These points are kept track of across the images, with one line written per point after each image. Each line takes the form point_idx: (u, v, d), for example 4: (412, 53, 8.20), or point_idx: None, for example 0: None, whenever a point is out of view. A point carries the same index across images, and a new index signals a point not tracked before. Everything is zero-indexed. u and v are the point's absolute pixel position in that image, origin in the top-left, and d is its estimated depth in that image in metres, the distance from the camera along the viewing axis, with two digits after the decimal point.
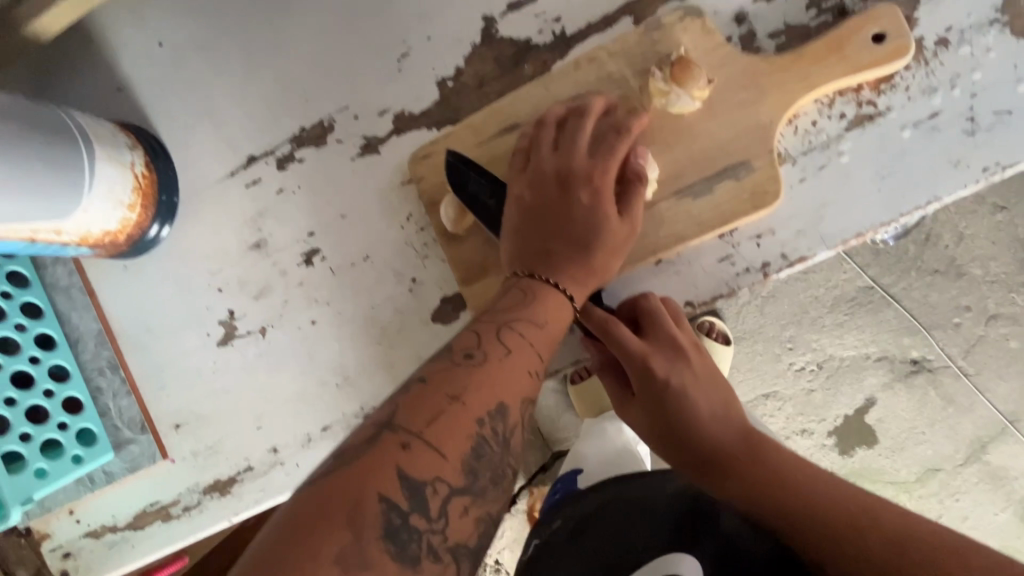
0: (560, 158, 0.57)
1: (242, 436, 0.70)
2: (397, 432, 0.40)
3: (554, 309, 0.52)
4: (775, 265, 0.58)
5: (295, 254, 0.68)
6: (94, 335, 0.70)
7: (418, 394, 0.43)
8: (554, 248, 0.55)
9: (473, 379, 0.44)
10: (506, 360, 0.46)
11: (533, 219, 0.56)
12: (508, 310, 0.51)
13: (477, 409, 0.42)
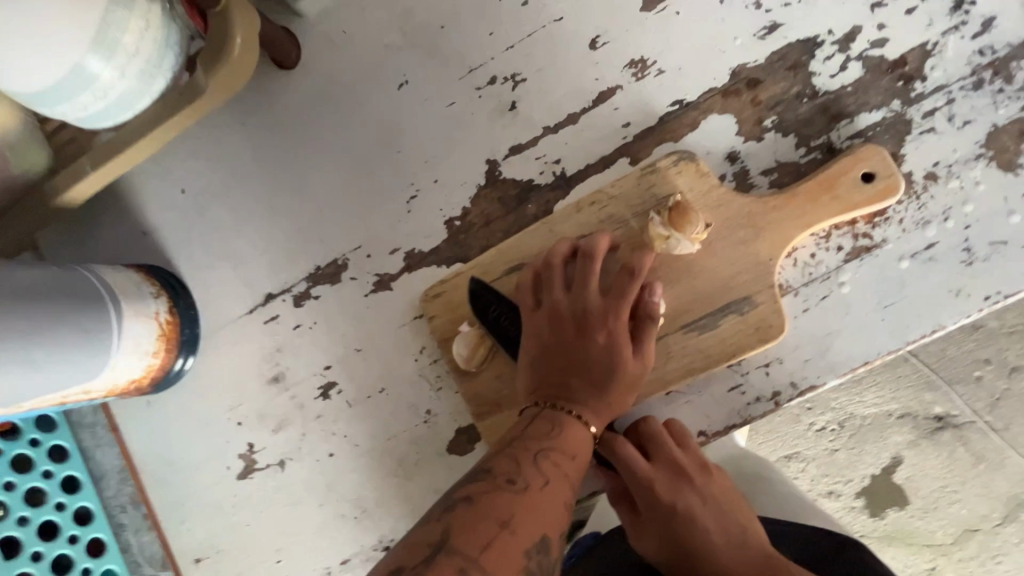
0: (574, 296, 0.58)
1: (263, 569, 0.70)
2: (453, 556, 0.37)
3: (579, 440, 0.50)
4: (785, 394, 0.59)
5: (312, 387, 0.69)
6: (116, 473, 0.72)
7: (467, 512, 0.40)
8: (573, 385, 0.54)
9: (518, 506, 0.41)
10: (546, 492, 0.44)
11: (550, 351, 0.57)
12: (535, 438, 0.49)
13: (523, 539, 0.40)
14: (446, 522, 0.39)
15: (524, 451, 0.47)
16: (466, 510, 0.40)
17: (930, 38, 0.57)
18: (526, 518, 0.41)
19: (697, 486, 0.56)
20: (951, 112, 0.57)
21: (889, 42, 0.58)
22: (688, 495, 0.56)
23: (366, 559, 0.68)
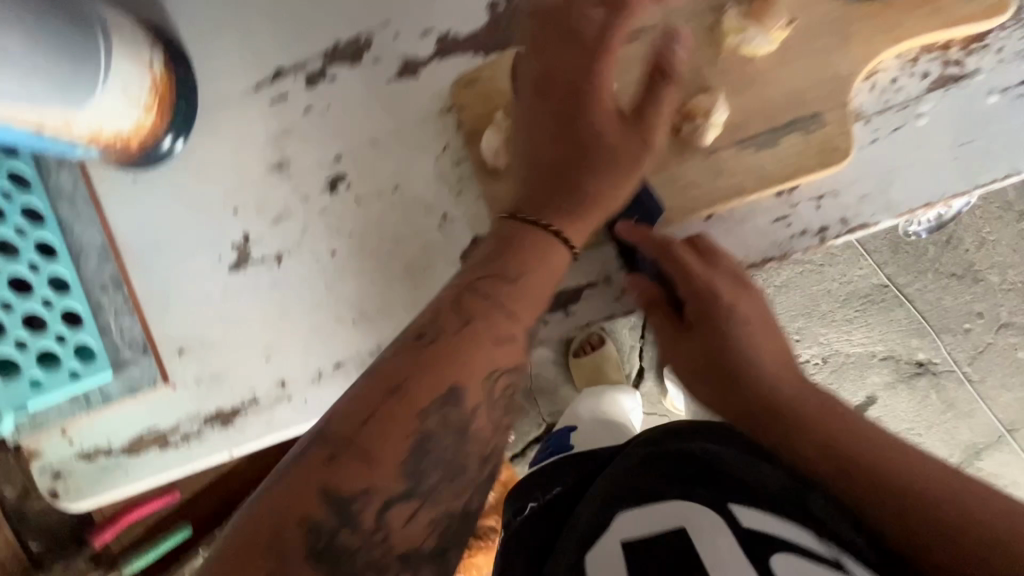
0: (575, 96, 0.51)
1: (249, 366, 0.67)
2: (387, 381, 0.41)
3: (543, 255, 0.48)
4: (833, 230, 0.54)
5: (318, 179, 0.63)
6: (97, 249, 0.66)
7: (408, 358, 0.42)
8: (559, 194, 0.50)
9: (466, 344, 0.44)
10: (500, 328, 0.45)
11: (535, 152, 0.52)
12: (501, 256, 0.48)
13: (464, 377, 0.43)
14: (383, 365, 0.42)
15: (482, 273, 0.47)
16: (406, 357, 0.42)
17: None
18: (463, 369, 0.43)
19: (746, 305, 0.55)
20: None
21: None
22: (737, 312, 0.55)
23: (360, 365, 0.64)
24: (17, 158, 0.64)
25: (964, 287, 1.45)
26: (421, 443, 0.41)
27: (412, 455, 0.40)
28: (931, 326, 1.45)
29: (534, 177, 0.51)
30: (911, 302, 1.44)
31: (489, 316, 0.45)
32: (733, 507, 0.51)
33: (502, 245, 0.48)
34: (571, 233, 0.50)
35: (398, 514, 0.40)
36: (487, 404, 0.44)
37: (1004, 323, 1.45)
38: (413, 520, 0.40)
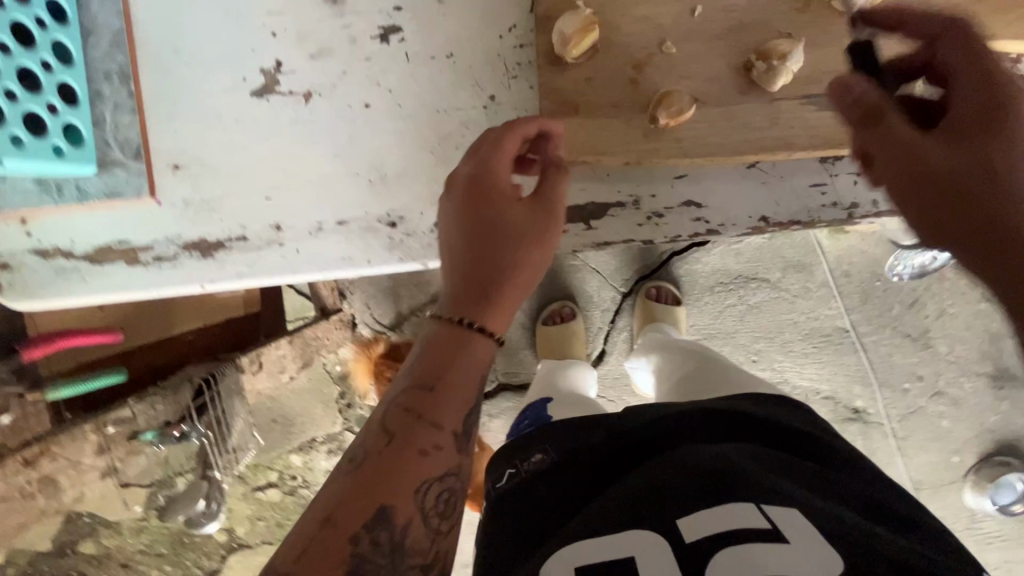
0: (513, 191, 0.47)
1: (246, 201, 0.63)
2: (385, 431, 0.44)
3: (471, 361, 0.45)
4: (862, 210, 0.56)
5: (372, 25, 0.60)
6: (111, 33, 0.60)
7: (421, 398, 0.44)
8: (482, 290, 0.45)
9: (447, 398, 0.44)
10: (471, 364, 0.45)
11: (475, 252, 0.45)
12: (439, 373, 0.45)
13: (450, 399, 0.44)
14: (387, 423, 0.44)
15: (452, 346, 0.45)
16: (402, 419, 0.44)
17: None
18: (456, 407, 0.45)
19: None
20: None
21: None
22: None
23: (365, 229, 0.62)
24: None
25: None
26: (438, 480, 0.43)
27: (428, 494, 0.43)
28: None
29: (473, 256, 0.45)
30: None
31: (469, 365, 0.45)
32: (682, 524, 0.43)
33: (448, 339, 0.45)
34: (493, 323, 0.45)
35: (424, 539, 0.42)
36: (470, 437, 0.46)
37: None
38: (436, 543, 0.43)
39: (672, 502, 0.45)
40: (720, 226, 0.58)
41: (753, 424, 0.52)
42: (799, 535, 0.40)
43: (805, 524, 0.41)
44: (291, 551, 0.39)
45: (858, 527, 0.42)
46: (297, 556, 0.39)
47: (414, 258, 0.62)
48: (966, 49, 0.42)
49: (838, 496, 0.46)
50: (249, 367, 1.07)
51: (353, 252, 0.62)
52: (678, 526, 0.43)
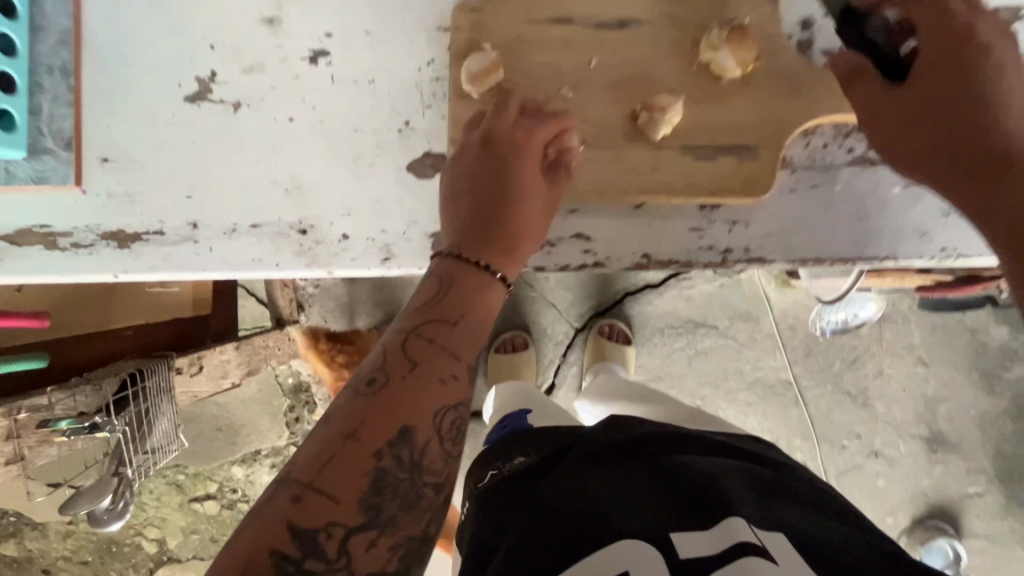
0: (518, 152, 0.54)
1: (167, 197, 0.66)
2: (402, 357, 0.45)
3: (480, 293, 0.49)
4: (734, 255, 0.61)
5: (303, 47, 0.65)
6: (60, 31, 0.65)
7: (438, 325, 0.47)
8: (498, 239, 0.52)
9: (466, 324, 0.48)
10: (485, 298, 0.50)
11: (483, 210, 0.53)
12: (457, 299, 0.49)
13: (468, 328, 0.48)
14: (409, 349, 0.46)
15: (471, 284, 0.49)
16: (421, 345, 0.46)
17: None
18: (472, 339, 0.48)
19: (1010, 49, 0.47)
20: None
21: None
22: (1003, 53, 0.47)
23: (277, 234, 0.65)
24: None
25: (853, 407, 1.51)
26: (456, 407, 0.45)
27: (445, 419, 0.44)
28: (815, 432, 1.51)
29: (492, 208, 0.53)
30: (805, 405, 1.50)
31: (485, 307, 0.49)
32: (675, 539, 0.50)
33: (466, 275, 0.49)
34: (505, 269, 0.52)
35: (442, 463, 0.44)
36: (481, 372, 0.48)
37: (876, 450, 1.51)
38: (452, 468, 0.44)
39: (663, 523, 0.52)
40: (605, 258, 0.62)
41: (698, 441, 0.64)
42: (783, 552, 0.48)
43: (787, 542, 0.49)
44: (313, 463, 0.41)
45: (807, 531, 0.51)
46: (318, 468, 0.40)
47: (322, 265, 0.65)
48: (929, 13, 0.48)
49: (770, 491, 0.57)
50: (186, 369, 1.14)
51: (264, 255, 0.65)
52: (673, 540, 0.50)
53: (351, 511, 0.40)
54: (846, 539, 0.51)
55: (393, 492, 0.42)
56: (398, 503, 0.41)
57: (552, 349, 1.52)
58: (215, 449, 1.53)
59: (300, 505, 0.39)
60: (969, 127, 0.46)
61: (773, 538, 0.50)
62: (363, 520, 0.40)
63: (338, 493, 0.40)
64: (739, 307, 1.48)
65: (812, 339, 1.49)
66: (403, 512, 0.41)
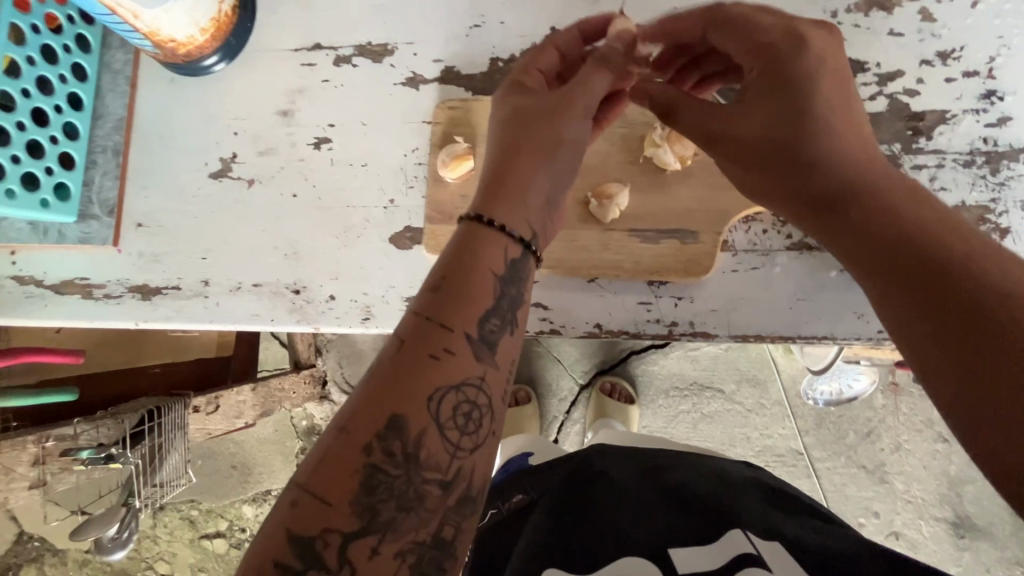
0: (529, 121, 0.57)
1: (186, 258, 0.76)
2: (399, 339, 0.48)
3: (487, 254, 0.52)
4: (680, 328, 0.65)
5: (310, 135, 0.76)
6: (115, 119, 0.79)
7: (431, 299, 0.50)
8: (499, 192, 0.55)
9: (462, 300, 0.50)
10: (481, 275, 0.51)
11: (496, 175, 0.56)
12: (456, 272, 0.51)
13: (467, 302, 0.50)
14: (402, 331, 0.49)
15: (471, 240, 0.52)
16: (416, 323, 0.49)
17: (952, 108, 0.63)
18: (469, 311, 0.50)
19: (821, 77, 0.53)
20: (935, 174, 0.63)
21: (919, 95, 0.64)
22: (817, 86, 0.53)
23: (274, 293, 0.74)
24: (91, 28, 0.77)
25: (869, 482, 1.45)
26: (455, 389, 0.47)
27: (441, 405, 0.47)
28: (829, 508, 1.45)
29: (498, 164, 0.56)
30: (817, 477, 1.46)
31: (480, 259, 0.52)
32: (672, 554, 0.61)
33: (466, 234, 0.53)
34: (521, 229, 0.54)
35: (440, 453, 0.46)
36: (486, 344, 0.50)
37: (896, 531, 1.43)
38: (455, 459, 0.46)
39: (664, 541, 0.63)
40: (560, 326, 0.67)
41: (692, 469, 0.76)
42: (775, 555, 0.58)
43: (780, 548, 0.59)
44: (309, 465, 0.45)
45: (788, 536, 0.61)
46: (313, 471, 0.44)
47: (310, 321, 0.73)
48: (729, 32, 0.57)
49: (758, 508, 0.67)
50: (205, 408, 1.25)
51: (261, 311, 0.74)
52: (671, 555, 0.61)
53: (345, 515, 0.43)
54: (834, 544, 0.59)
55: (388, 491, 0.44)
56: (394, 504, 0.44)
57: (556, 405, 1.54)
58: (229, 486, 1.60)
59: (298, 512, 0.43)
60: (794, 159, 0.53)
61: (768, 543, 0.60)
62: (357, 524, 0.43)
63: (330, 496, 0.43)
64: (745, 371, 1.48)
65: (821, 409, 1.46)
66: (401, 514, 0.44)
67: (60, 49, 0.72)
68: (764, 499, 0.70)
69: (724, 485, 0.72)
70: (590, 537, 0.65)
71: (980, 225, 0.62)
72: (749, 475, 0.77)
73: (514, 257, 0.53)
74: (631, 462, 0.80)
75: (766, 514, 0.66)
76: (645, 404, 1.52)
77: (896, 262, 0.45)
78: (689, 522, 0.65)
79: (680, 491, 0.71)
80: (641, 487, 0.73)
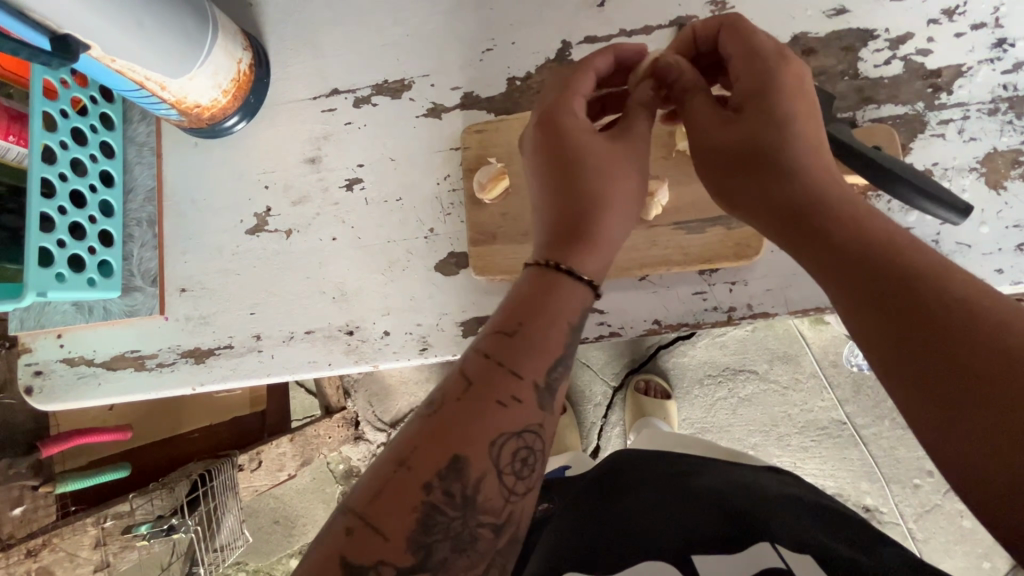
0: (596, 146, 0.54)
1: (235, 315, 0.77)
2: (469, 380, 0.48)
3: (567, 302, 0.51)
4: (739, 312, 0.66)
5: (341, 177, 0.77)
6: (146, 190, 0.79)
7: (502, 343, 0.49)
8: (576, 238, 0.52)
9: (530, 344, 0.49)
10: (552, 324, 0.50)
11: (565, 213, 0.53)
12: (528, 317, 0.50)
13: (535, 347, 0.49)
14: (468, 371, 0.49)
15: (544, 289, 0.51)
16: (481, 364, 0.49)
17: (967, 61, 0.65)
18: (540, 360, 0.49)
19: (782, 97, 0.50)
20: (962, 126, 0.65)
21: (932, 53, 0.66)
22: (788, 97, 0.50)
23: (328, 337, 0.74)
24: (112, 105, 0.79)
25: (918, 442, 1.43)
26: (517, 434, 0.47)
27: (503, 449, 0.46)
28: (882, 474, 1.43)
29: (567, 208, 0.53)
30: (866, 445, 1.43)
31: (557, 307, 0.50)
32: (695, 558, 0.59)
33: (538, 281, 0.51)
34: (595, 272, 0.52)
35: (496, 496, 0.45)
36: (550, 393, 0.49)
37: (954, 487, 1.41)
38: (509, 503, 0.46)
39: (687, 546, 0.61)
40: (619, 328, 0.69)
41: (718, 477, 0.74)
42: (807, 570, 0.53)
43: (812, 558, 0.55)
44: (366, 495, 0.44)
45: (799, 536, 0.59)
46: (371, 499, 0.44)
47: (368, 359, 0.73)
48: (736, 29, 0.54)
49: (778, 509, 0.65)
50: (247, 465, 1.24)
51: (317, 356, 0.74)
52: (692, 559, 0.59)
53: (400, 551, 0.42)
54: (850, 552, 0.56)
55: (444, 532, 0.44)
56: (448, 545, 0.43)
57: (592, 411, 1.53)
58: (274, 542, 1.57)
59: (353, 539, 0.42)
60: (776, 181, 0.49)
61: (800, 557, 0.55)
62: (411, 562, 0.42)
63: (387, 530, 0.42)
64: (776, 349, 1.46)
65: (859, 375, 1.44)
66: (455, 554, 0.43)
67: (88, 129, 0.74)
68: (796, 506, 0.66)
69: (754, 494, 0.69)
70: (613, 549, 0.64)
71: (1014, 168, 0.64)
72: (777, 486, 0.72)
73: (588, 306, 0.52)
74: (655, 472, 0.78)
75: (798, 523, 0.61)
76: (683, 395, 1.50)
77: (871, 282, 0.42)
78: (716, 530, 0.63)
79: (703, 500, 0.68)
80: (660, 492, 0.72)
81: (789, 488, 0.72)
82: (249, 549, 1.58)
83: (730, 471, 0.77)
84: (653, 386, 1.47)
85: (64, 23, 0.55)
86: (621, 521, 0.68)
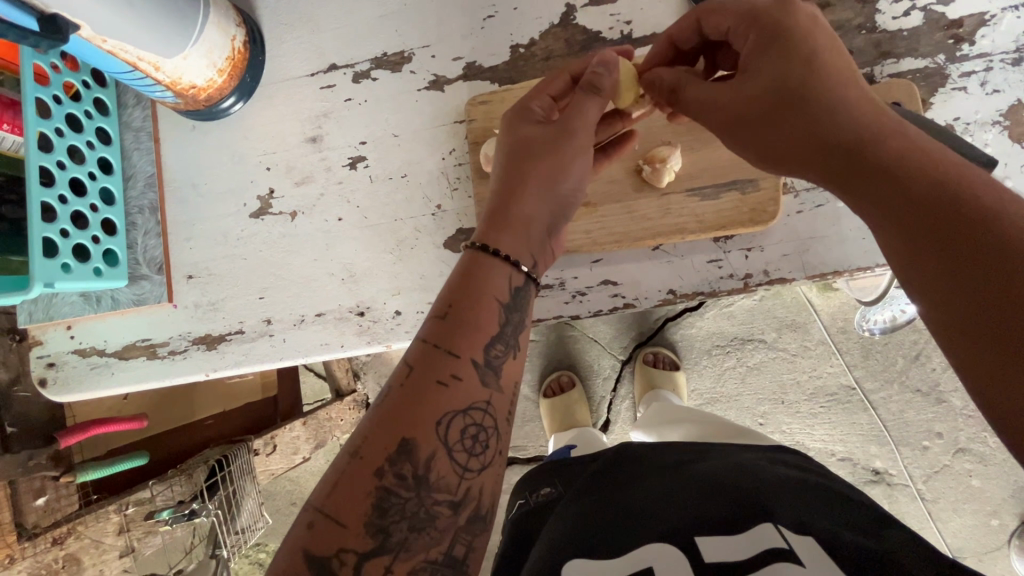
0: (528, 143, 0.55)
1: (244, 301, 0.76)
2: (407, 366, 0.47)
3: (494, 282, 0.51)
4: (755, 278, 0.66)
5: (344, 156, 0.75)
6: (146, 176, 0.78)
7: (440, 326, 0.49)
8: (504, 223, 0.53)
9: (462, 326, 0.49)
10: (480, 306, 0.50)
11: (501, 201, 0.54)
12: (461, 299, 0.50)
13: (465, 324, 0.49)
14: (410, 358, 0.48)
15: (478, 270, 0.51)
16: (422, 350, 0.48)
17: (990, 9, 0.62)
18: (476, 338, 0.48)
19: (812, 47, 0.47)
20: (985, 78, 0.62)
21: (953, 2, 0.63)
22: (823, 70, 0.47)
23: (339, 318, 0.74)
24: (105, 90, 0.76)
25: (927, 404, 1.42)
26: (463, 413, 0.46)
27: (450, 429, 0.45)
28: (891, 437, 1.43)
29: (501, 198, 0.54)
30: (875, 409, 1.43)
31: (488, 287, 0.51)
32: (698, 542, 0.58)
33: (472, 266, 0.51)
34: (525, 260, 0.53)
35: (449, 474, 0.45)
36: (493, 371, 0.48)
37: (963, 447, 1.41)
38: (464, 480, 0.45)
39: (690, 529, 0.60)
40: (633, 299, 0.68)
41: (720, 460, 0.74)
42: (808, 550, 0.53)
43: (814, 544, 0.54)
44: (326, 487, 0.44)
45: (801, 521, 0.58)
46: (328, 491, 0.43)
47: (380, 340, 0.73)
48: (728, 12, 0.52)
49: (783, 489, 0.64)
50: (262, 449, 1.24)
51: (329, 338, 0.74)
52: (695, 542, 0.58)
53: (360, 536, 0.42)
54: (860, 538, 0.56)
55: (399, 513, 0.43)
56: (406, 524, 0.43)
57: (601, 385, 1.53)
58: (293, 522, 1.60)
59: (316, 532, 0.42)
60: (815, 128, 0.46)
61: (801, 538, 0.55)
62: (373, 544, 0.42)
63: (344, 517, 0.42)
64: (784, 317, 1.44)
65: (868, 340, 1.42)
66: (413, 533, 0.43)
67: (83, 116, 0.71)
68: (799, 489, 0.65)
69: (756, 474, 0.68)
70: (612, 532, 0.63)
71: None
72: (782, 468, 0.71)
73: (519, 285, 0.52)
74: (655, 461, 0.77)
75: (801, 507, 0.61)
76: (690, 367, 1.50)
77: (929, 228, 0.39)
78: (717, 513, 0.61)
79: (702, 486, 0.66)
80: (662, 479, 0.71)
81: (799, 469, 0.72)
82: (269, 529, 1.61)
83: (736, 454, 0.76)
84: (661, 356, 1.46)
85: (53, 2, 0.53)
86: (623, 505, 0.67)
